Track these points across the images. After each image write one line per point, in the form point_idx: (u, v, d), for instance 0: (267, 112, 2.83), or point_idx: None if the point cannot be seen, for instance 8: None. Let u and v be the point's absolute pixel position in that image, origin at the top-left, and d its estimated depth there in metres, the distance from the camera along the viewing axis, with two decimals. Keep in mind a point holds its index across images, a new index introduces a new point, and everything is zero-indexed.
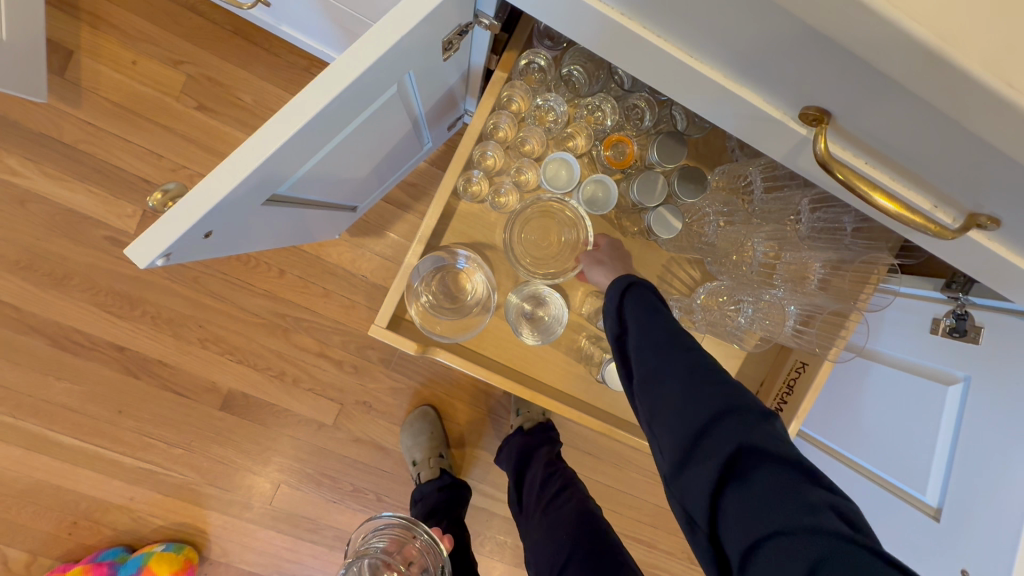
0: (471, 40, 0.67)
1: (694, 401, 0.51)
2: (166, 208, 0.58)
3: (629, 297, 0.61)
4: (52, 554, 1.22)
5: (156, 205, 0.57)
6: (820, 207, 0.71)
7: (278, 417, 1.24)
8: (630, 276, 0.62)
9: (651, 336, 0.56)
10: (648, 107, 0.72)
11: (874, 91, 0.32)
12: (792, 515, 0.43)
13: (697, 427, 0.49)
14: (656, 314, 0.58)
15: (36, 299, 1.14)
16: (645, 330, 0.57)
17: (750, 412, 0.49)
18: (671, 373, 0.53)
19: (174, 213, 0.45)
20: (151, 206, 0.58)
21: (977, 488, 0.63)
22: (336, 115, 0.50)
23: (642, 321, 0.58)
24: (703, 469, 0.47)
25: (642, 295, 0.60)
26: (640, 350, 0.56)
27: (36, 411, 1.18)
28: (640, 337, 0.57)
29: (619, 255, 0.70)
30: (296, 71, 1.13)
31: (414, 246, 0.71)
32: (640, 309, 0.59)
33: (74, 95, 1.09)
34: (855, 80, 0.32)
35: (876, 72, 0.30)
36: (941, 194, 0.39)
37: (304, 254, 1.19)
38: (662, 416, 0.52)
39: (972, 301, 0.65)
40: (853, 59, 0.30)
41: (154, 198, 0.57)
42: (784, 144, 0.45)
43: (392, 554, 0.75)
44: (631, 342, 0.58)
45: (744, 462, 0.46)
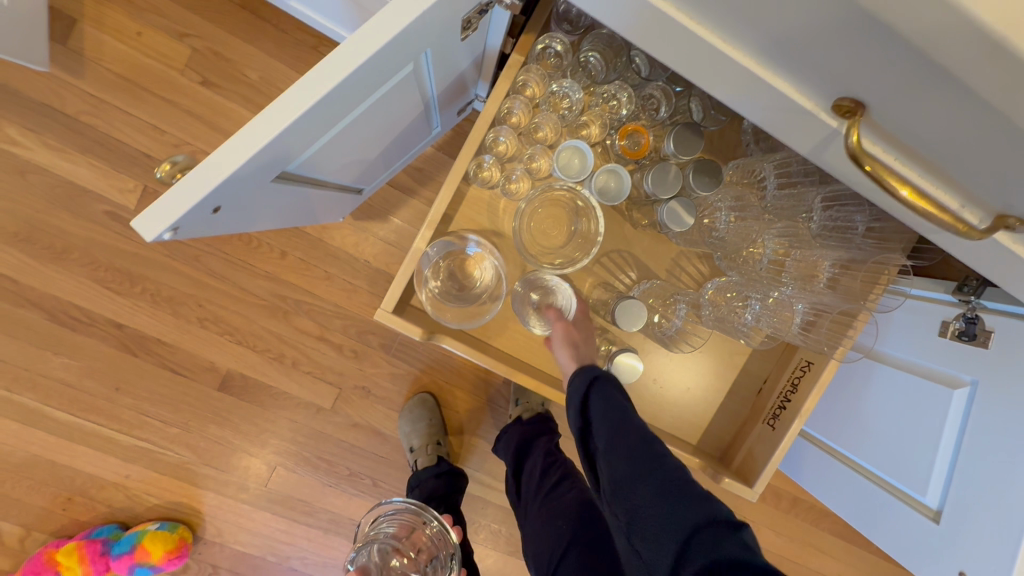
0: (489, 20, 0.66)
1: (670, 512, 0.50)
2: (175, 179, 0.58)
3: (595, 391, 0.62)
4: (45, 530, 1.21)
5: (166, 175, 0.58)
6: (833, 206, 0.71)
7: (276, 399, 1.23)
8: (593, 369, 0.64)
9: (620, 438, 0.57)
10: (664, 98, 0.71)
11: (920, 79, 0.31)
12: None
13: (673, 541, 0.48)
14: (620, 413, 0.59)
15: (34, 272, 1.12)
16: (613, 432, 0.57)
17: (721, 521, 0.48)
18: (642, 482, 0.53)
19: (185, 184, 0.44)
20: (159, 176, 0.58)
21: (977, 493, 0.63)
22: (351, 92, 0.49)
23: (608, 421, 0.59)
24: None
25: (607, 388, 0.62)
26: (609, 448, 0.57)
27: (32, 385, 1.17)
28: (609, 436, 0.57)
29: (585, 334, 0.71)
30: (304, 49, 1.11)
31: (422, 231, 0.71)
32: (606, 407, 0.60)
33: (77, 65, 1.07)
34: (901, 67, 0.31)
35: (928, 59, 0.29)
36: (969, 193, 0.38)
37: (307, 236, 1.18)
38: (636, 527, 0.51)
39: (983, 305, 0.65)
40: (906, 45, 0.29)
41: (163, 170, 0.55)
42: (811, 136, 0.44)
43: (402, 539, 0.75)
44: (602, 441, 0.58)
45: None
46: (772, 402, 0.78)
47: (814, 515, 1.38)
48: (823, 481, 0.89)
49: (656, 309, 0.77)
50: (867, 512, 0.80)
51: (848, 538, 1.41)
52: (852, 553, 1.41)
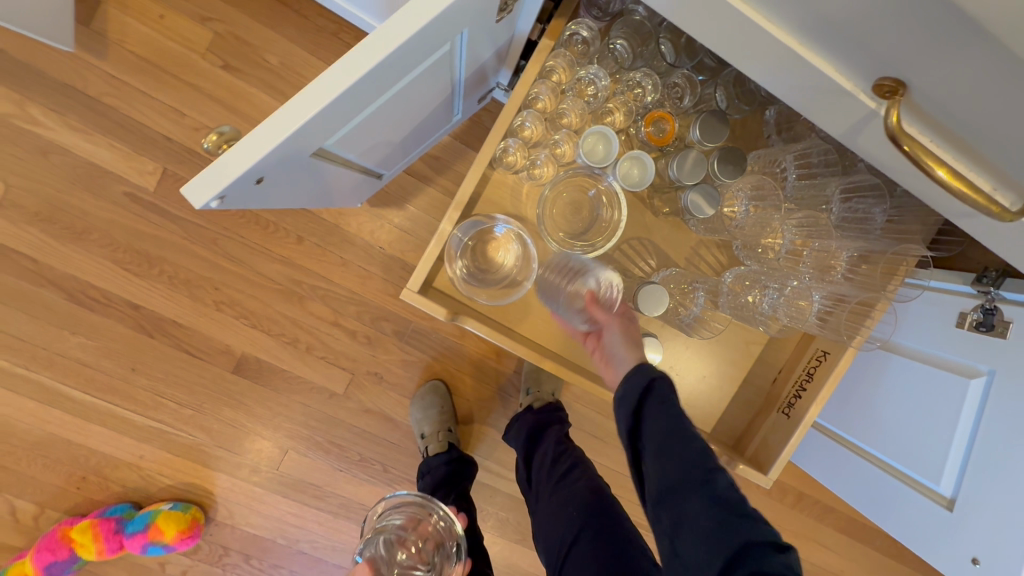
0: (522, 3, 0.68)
1: (723, 533, 0.50)
2: (220, 151, 0.57)
3: (652, 395, 0.57)
4: (60, 507, 1.23)
5: (211, 146, 0.56)
6: (852, 196, 0.72)
7: (290, 382, 1.24)
8: (657, 376, 0.58)
9: (676, 444, 0.54)
10: (687, 87, 0.73)
11: (970, 50, 0.32)
12: None
13: (723, 557, 0.49)
14: (679, 420, 0.55)
15: (54, 252, 1.13)
16: (670, 438, 0.54)
17: (771, 543, 0.49)
18: (697, 495, 0.52)
19: (238, 148, 0.45)
20: (205, 147, 0.57)
21: (993, 480, 0.65)
22: (396, 67, 0.50)
23: (664, 425, 0.55)
24: None
25: (667, 391, 0.57)
26: (661, 454, 0.54)
27: (50, 364, 1.18)
28: (664, 443, 0.54)
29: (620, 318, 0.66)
30: (325, 35, 1.12)
31: (450, 212, 0.73)
32: (664, 412, 0.56)
33: (100, 47, 1.07)
34: (954, 41, 0.32)
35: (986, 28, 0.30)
36: (1002, 176, 0.39)
37: (324, 221, 1.19)
38: (682, 535, 0.51)
39: (1003, 296, 0.66)
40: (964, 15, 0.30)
41: (211, 139, 0.56)
42: (846, 116, 0.45)
43: (408, 531, 0.76)
44: (651, 443, 0.55)
45: None
46: (787, 392, 0.79)
47: (818, 510, 1.40)
48: (834, 472, 0.90)
49: (675, 296, 0.77)
50: (878, 501, 0.81)
51: (850, 534, 1.42)
52: (853, 549, 1.43)
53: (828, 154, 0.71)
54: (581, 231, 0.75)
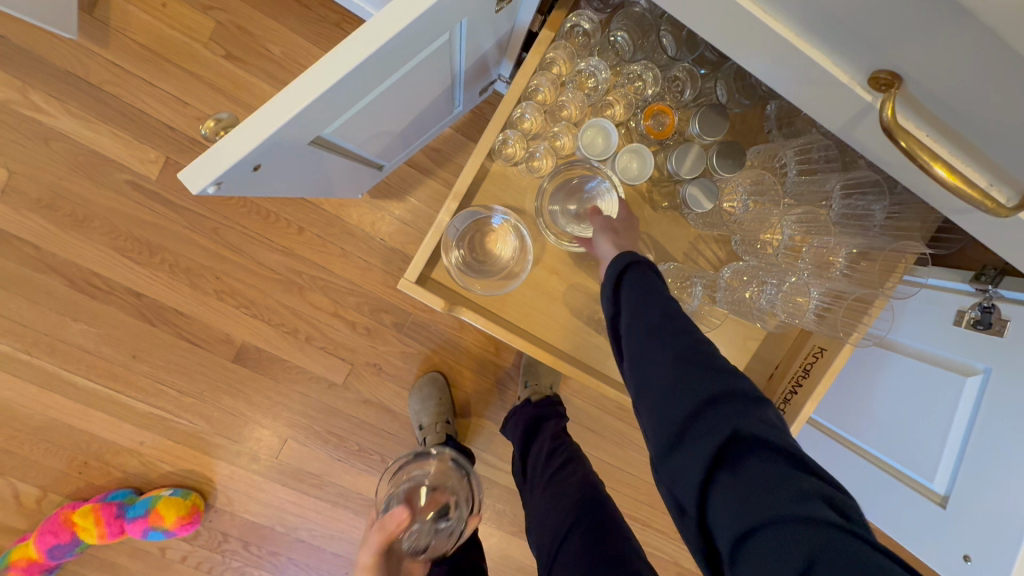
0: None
1: (685, 388, 0.50)
2: (218, 137, 0.58)
3: (628, 270, 0.60)
4: (62, 491, 1.24)
5: (209, 133, 0.57)
6: (852, 193, 0.71)
7: (289, 372, 1.25)
8: (632, 255, 0.60)
9: (646, 309, 0.56)
10: (688, 80, 0.73)
11: (965, 45, 0.32)
12: (785, 506, 0.42)
13: (687, 412, 0.49)
14: (647, 289, 0.57)
15: (56, 239, 1.14)
16: (636, 307, 0.57)
17: (743, 399, 0.49)
18: (661, 355, 0.53)
19: (235, 134, 0.45)
20: (203, 133, 0.57)
21: (989, 479, 0.65)
22: (394, 55, 0.49)
23: (638, 296, 0.57)
24: (697, 452, 0.47)
25: (640, 268, 0.59)
26: (632, 325, 0.56)
27: (52, 350, 1.19)
28: (633, 315, 0.57)
29: (630, 228, 0.70)
30: (326, 25, 1.11)
31: (448, 203, 0.72)
32: (639, 286, 0.58)
33: (102, 34, 1.07)
34: (951, 34, 0.32)
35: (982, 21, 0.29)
36: (999, 171, 0.39)
37: (324, 212, 1.19)
38: (650, 394, 0.53)
39: (1001, 294, 0.65)
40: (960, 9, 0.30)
41: (208, 126, 0.56)
42: (844, 110, 0.45)
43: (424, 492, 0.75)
44: (625, 317, 0.58)
45: (739, 451, 0.46)
46: (783, 387, 0.79)
47: None
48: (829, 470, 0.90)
49: (672, 290, 0.77)
50: (872, 498, 0.81)
51: None
52: None
53: (829, 150, 0.70)
54: (579, 216, 0.75)
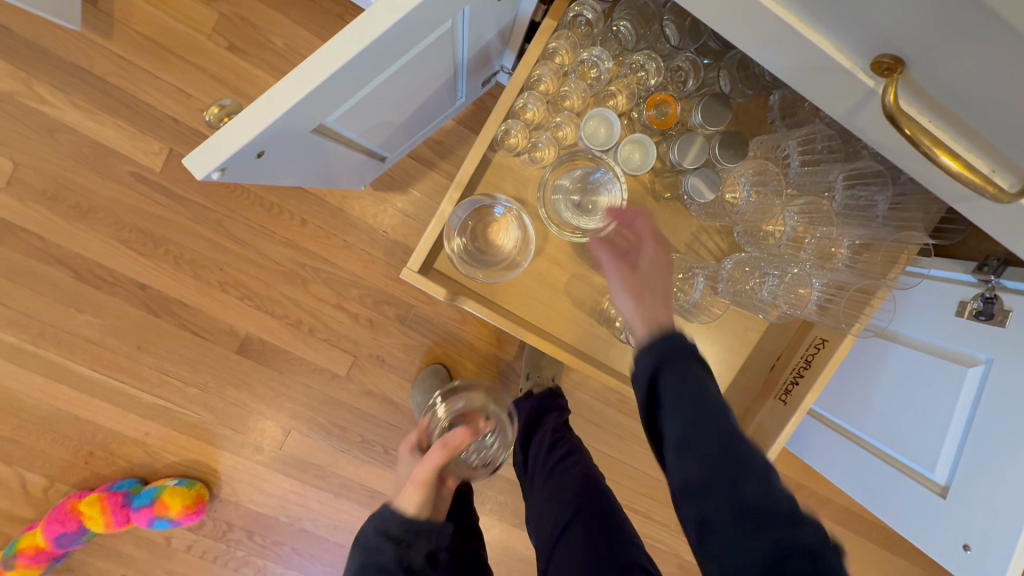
0: None
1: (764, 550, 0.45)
2: None
3: (666, 373, 0.53)
4: (68, 481, 1.26)
5: None
6: (855, 183, 0.72)
7: (293, 364, 1.26)
8: (669, 354, 0.53)
9: (691, 428, 0.50)
10: (691, 70, 0.73)
11: (966, 27, 0.32)
12: None
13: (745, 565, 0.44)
14: (699, 407, 0.51)
15: (61, 230, 1.15)
16: (689, 430, 0.50)
17: (808, 552, 0.43)
18: (727, 500, 0.47)
19: (238, 120, 0.45)
20: None
21: (990, 469, 0.65)
22: (396, 42, 0.49)
23: (680, 407, 0.51)
24: None
25: (681, 372, 0.53)
26: (676, 443, 0.51)
27: (57, 341, 1.20)
28: (677, 432, 0.51)
29: (659, 275, 0.61)
30: (330, 17, 1.11)
31: (450, 192, 0.73)
32: (680, 395, 0.51)
33: (106, 26, 1.08)
34: (953, 17, 0.32)
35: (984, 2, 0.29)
36: (1001, 157, 0.39)
37: (327, 204, 1.19)
38: (702, 532, 0.47)
39: (1003, 285, 0.65)
40: None
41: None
42: (846, 96, 0.45)
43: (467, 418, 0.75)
44: (667, 431, 0.52)
45: None
46: (784, 378, 0.79)
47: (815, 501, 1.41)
48: (829, 461, 0.90)
49: (675, 283, 0.77)
50: (873, 488, 0.81)
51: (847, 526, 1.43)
52: (850, 541, 1.44)
53: (833, 140, 0.70)
54: (580, 207, 0.74)
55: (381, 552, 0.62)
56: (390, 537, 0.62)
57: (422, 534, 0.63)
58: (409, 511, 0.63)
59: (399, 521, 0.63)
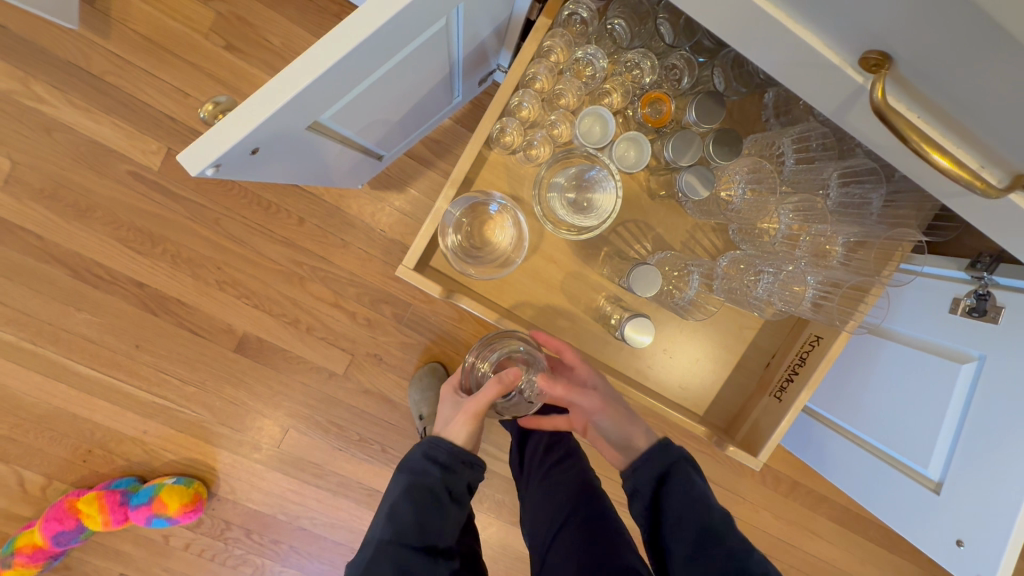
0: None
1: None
2: (215, 120, 0.60)
3: (671, 480, 0.69)
4: (67, 479, 1.26)
5: (207, 115, 0.59)
6: (849, 181, 0.72)
7: (290, 362, 1.26)
8: (670, 463, 0.70)
9: (700, 527, 0.65)
10: (686, 68, 0.73)
11: (952, 22, 0.32)
12: None
13: None
14: (702, 517, 0.66)
15: (60, 229, 1.15)
16: (694, 537, 0.65)
17: None
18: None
19: (233, 117, 0.45)
20: (201, 116, 0.59)
21: (982, 465, 0.65)
22: (390, 39, 0.50)
23: (687, 510, 0.66)
24: None
25: (681, 480, 0.69)
26: (689, 543, 0.65)
27: (56, 339, 1.20)
28: (690, 533, 0.65)
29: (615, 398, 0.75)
30: (327, 16, 1.12)
31: (445, 189, 0.72)
32: (686, 497, 0.67)
33: (102, 25, 1.08)
34: (939, 12, 0.32)
35: None
36: (989, 152, 0.39)
37: (324, 203, 1.20)
38: None
39: (995, 282, 0.66)
40: None
41: (205, 108, 0.58)
42: (835, 92, 0.45)
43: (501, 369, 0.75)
44: (677, 532, 0.66)
45: None
46: (779, 375, 0.79)
47: (813, 499, 1.41)
48: (822, 458, 0.91)
49: (670, 280, 0.77)
50: (868, 487, 0.81)
51: (844, 524, 1.43)
52: (847, 539, 1.44)
53: (827, 138, 0.71)
54: (577, 206, 0.74)
55: (428, 474, 0.71)
56: (437, 463, 0.71)
57: (466, 464, 0.72)
58: (458, 442, 0.71)
59: (448, 450, 0.71)
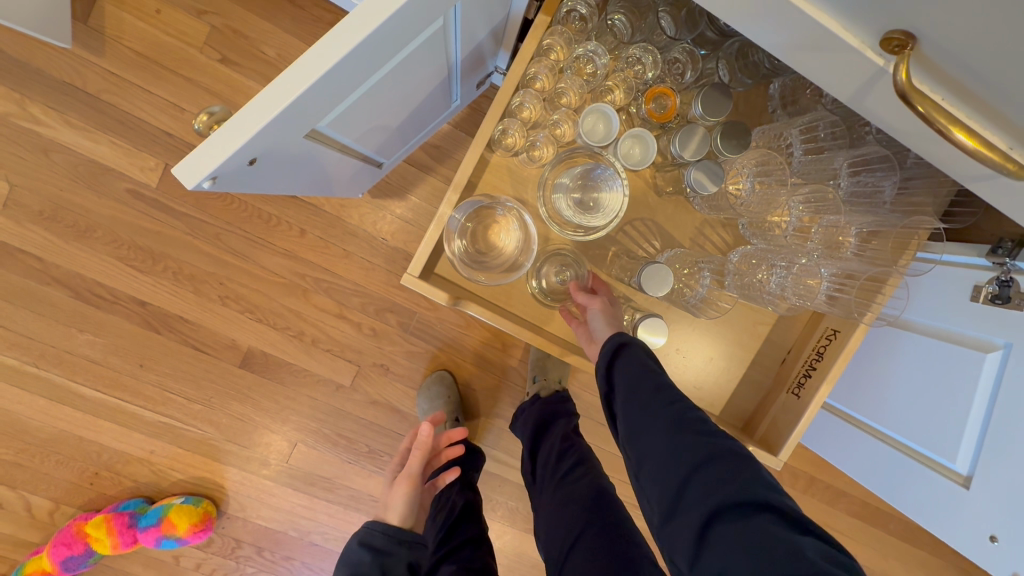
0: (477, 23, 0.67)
1: (680, 452, 0.55)
2: (212, 131, 0.58)
3: (621, 353, 0.64)
4: (74, 503, 1.24)
5: (202, 127, 0.57)
6: (861, 170, 0.70)
7: (297, 376, 1.24)
8: (620, 337, 0.64)
9: (637, 384, 0.61)
10: (689, 62, 0.71)
11: None
12: (769, 560, 0.45)
13: (682, 479, 0.53)
14: (639, 370, 0.62)
15: (59, 250, 1.14)
16: (629, 387, 0.61)
17: (730, 458, 0.52)
18: (656, 427, 0.58)
19: (228, 127, 0.44)
20: (197, 127, 0.57)
21: (1015, 456, 0.63)
22: (387, 40, 0.48)
23: (630, 374, 0.62)
24: (689, 522, 0.51)
25: (628, 347, 0.64)
26: (625, 402, 0.61)
27: (59, 362, 1.19)
28: (627, 392, 0.61)
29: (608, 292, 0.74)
30: (321, 26, 1.11)
31: (449, 194, 0.71)
32: (631, 363, 0.63)
33: (97, 43, 1.07)
34: None
35: None
36: (1020, 133, 0.38)
37: (326, 214, 1.18)
38: (646, 467, 0.57)
39: (1018, 267, 0.63)
40: None
41: (202, 120, 0.56)
42: (855, 76, 0.43)
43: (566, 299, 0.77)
44: (619, 396, 0.62)
45: (723, 513, 0.50)
46: (796, 371, 0.77)
47: (831, 495, 1.39)
48: (841, 452, 0.89)
49: (680, 277, 0.76)
50: (893, 483, 0.79)
51: (865, 519, 1.40)
52: (868, 534, 1.41)
53: (836, 127, 0.69)
54: (583, 205, 0.72)
55: (364, 562, 0.75)
56: (372, 547, 0.77)
57: (403, 542, 0.78)
58: (392, 520, 0.80)
59: (381, 533, 0.78)
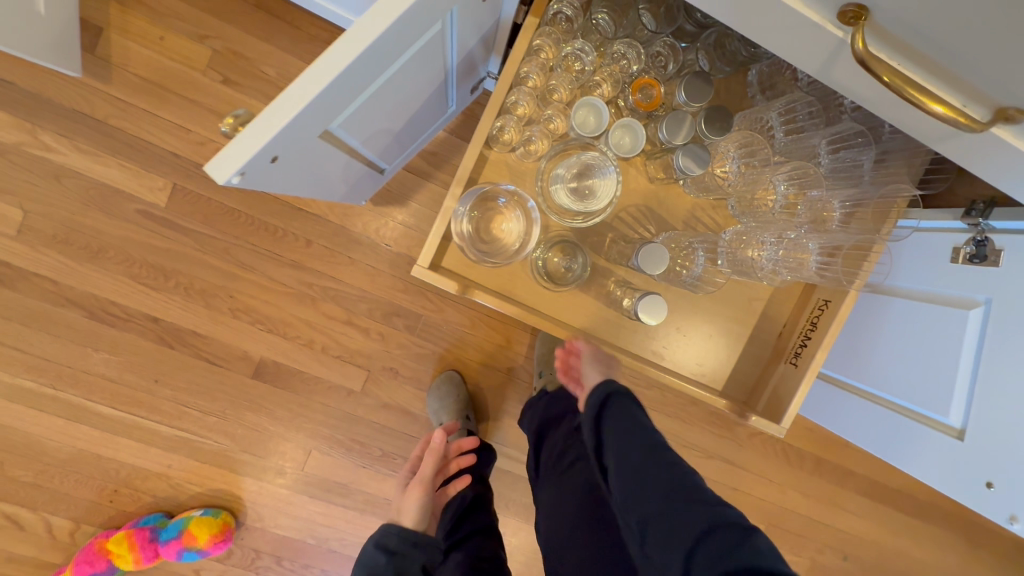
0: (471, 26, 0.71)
1: (681, 518, 0.55)
2: (237, 132, 0.60)
3: (612, 413, 0.68)
4: (94, 522, 1.26)
5: (229, 128, 0.59)
6: (839, 146, 0.75)
7: (308, 383, 1.27)
8: (610, 385, 0.70)
9: (631, 447, 0.64)
10: (670, 54, 0.77)
11: None
12: None
13: (688, 546, 0.53)
14: (633, 431, 0.65)
15: (73, 272, 1.17)
16: (622, 448, 0.64)
17: (732, 526, 0.53)
18: (654, 492, 0.59)
19: (252, 128, 0.48)
20: (223, 130, 0.59)
21: (1005, 405, 0.66)
22: (393, 44, 0.53)
23: (623, 437, 0.65)
24: None
25: (619, 411, 0.68)
26: (620, 464, 0.63)
27: (75, 382, 1.21)
28: (621, 453, 0.64)
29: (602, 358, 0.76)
30: (318, 44, 1.16)
31: (453, 188, 0.76)
32: (622, 426, 0.66)
33: (104, 71, 1.12)
34: None
35: None
36: (970, 90, 0.42)
37: (330, 223, 1.22)
38: (648, 535, 0.57)
39: (991, 227, 0.68)
40: None
41: (229, 122, 0.58)
42: (819, 49, 0.47)
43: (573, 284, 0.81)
44: (613, 456, 0.65)
45: None
46: (793, 343, 0.81)
47: (838, 474, 1.41)
48: (842, 420, 0.92)
49: (677, 256, 0.79)
50: (891, 445, 0.82)
51: (873, 496, 1.43)
52: (878, 511, 1.43)
53: (813, 106, 0.74)
54: (579, 193, 0.75)
55: (379, 564, 0.77)
56: (386, 549, 0.78)
57: (418, 543, 0.79)
58: (406, 522, 0.82)
59: (396, 535, 0.80)
